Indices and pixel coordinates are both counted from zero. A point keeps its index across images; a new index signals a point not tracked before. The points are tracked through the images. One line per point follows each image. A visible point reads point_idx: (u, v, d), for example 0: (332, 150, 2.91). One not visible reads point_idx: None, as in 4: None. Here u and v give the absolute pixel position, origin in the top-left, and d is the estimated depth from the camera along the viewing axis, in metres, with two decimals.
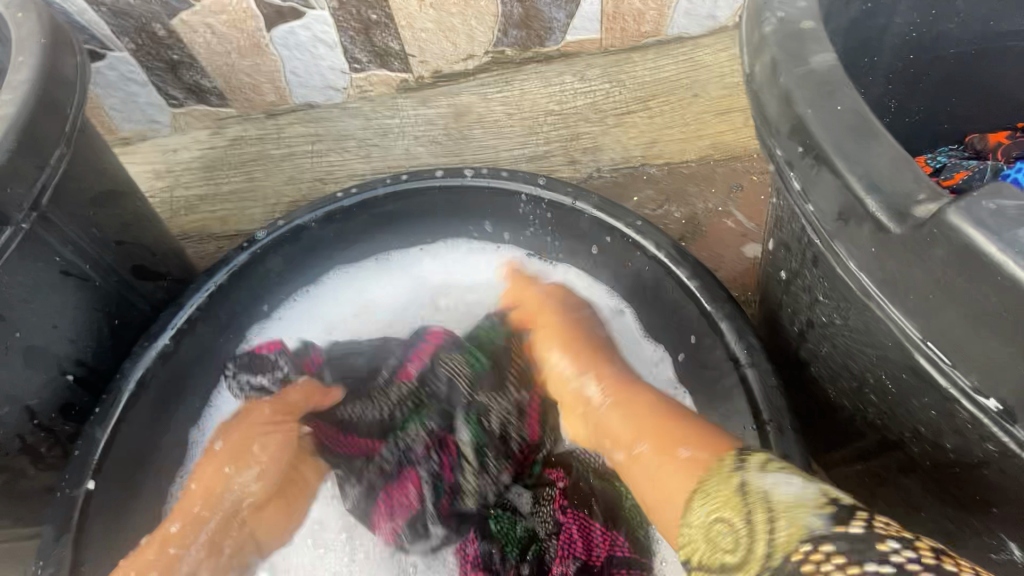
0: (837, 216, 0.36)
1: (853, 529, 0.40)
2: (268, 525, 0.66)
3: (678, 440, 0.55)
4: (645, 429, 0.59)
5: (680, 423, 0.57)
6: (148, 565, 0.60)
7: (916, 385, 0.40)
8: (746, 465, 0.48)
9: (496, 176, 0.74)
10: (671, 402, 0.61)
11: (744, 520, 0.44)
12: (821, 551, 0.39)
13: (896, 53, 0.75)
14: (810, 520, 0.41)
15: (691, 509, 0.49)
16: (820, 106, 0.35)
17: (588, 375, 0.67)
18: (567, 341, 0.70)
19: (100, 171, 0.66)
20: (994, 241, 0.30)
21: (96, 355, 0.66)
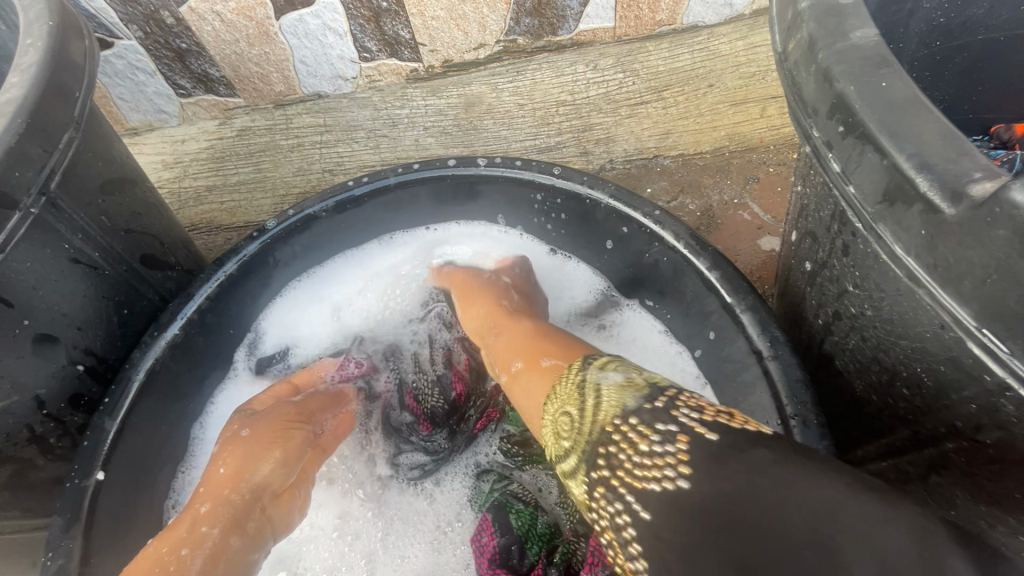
0: (882, 199, 0.34)
1: (656, 404, 0.43)
2: (286, 507, 0.61)
3: (544, 353, 0.57)
4: (524, 348, 0.60)
5: (550, 342, 0.59)
6: (179, 541, 0.54)
7: (957, 377, 0.39)
8: (589, 365, 0.49)
9: (510, 165, 0.72)
10: (546, 325, 0.65)
11: (578, 408, 0.46)
12: (629, 423, 0.42)
13: (923, 39, 0.72)
14: (627, 399, 0.44)
15: (546, 411, 0.50)
16: (864, 82, 0.34)
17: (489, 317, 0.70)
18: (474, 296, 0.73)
19: (109, 158, 0.64)
20: None
21: (104, 345, 0.65)
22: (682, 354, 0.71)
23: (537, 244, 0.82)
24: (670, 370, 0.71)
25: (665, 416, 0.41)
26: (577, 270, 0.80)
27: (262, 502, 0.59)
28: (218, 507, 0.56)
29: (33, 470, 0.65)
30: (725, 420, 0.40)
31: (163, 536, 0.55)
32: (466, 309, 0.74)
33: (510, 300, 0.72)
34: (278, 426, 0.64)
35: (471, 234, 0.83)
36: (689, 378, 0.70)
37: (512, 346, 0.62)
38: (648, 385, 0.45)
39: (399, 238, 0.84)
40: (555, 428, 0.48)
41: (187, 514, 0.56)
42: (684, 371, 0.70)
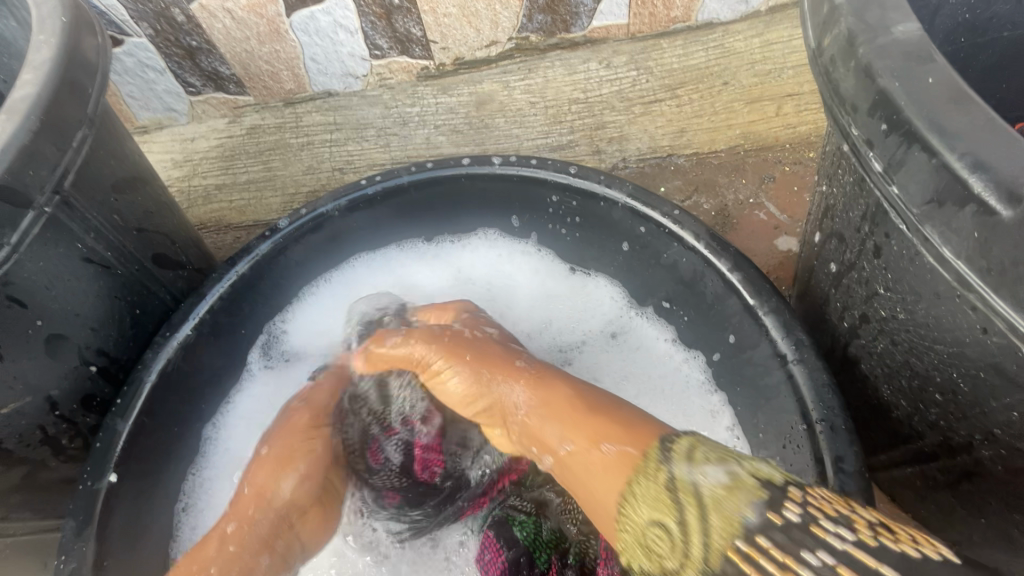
0: (929, 199, 0.33)
1: (789, 516, 0.41)
2: (315, 518, 0.64)
3: (603, 434, 0.52)
4: (570, 424, 0.55)
5: (606, 413, 0.54)
6: (209, 561, 0.58)
7: (998, 384, 0.38)
8: (673, 458, 0.47)
9: (525, 164, 0.71)
10: (584, 385, 0.59)
11: (678, 520, 0.44)
12: (754, 544, 0.41)
13: (948, 36, 0.71)
14: (742, 512, 0.42)
15: (627, 512, 0.48)
16: (909, 77, 0.32)
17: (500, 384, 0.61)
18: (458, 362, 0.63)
19: (121, 156, 0.64)
20: None
21: (117, 345, 0.65)
22: (692, 360, 0.70)
23: (560, 251, 0.79)
24: (678, 375, 0.71)
25: (807, 539, 0.40)
26: (600, 279, 0.77)
27: (291, 515, 0.62)
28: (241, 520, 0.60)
29: (46, 471, 0.64)
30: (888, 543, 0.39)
31: (192, 554, 0.59)
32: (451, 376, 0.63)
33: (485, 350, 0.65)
34: (286, 433, 0.65)
35: (497, 243, 0.81)
36: (692, 382, 0.70)
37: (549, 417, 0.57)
38: (764, 488, 0.43)
39: (427, 246, 0.82)
40: (641, 535, 0.47)
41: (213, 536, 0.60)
42: (690, 377, 0.70)
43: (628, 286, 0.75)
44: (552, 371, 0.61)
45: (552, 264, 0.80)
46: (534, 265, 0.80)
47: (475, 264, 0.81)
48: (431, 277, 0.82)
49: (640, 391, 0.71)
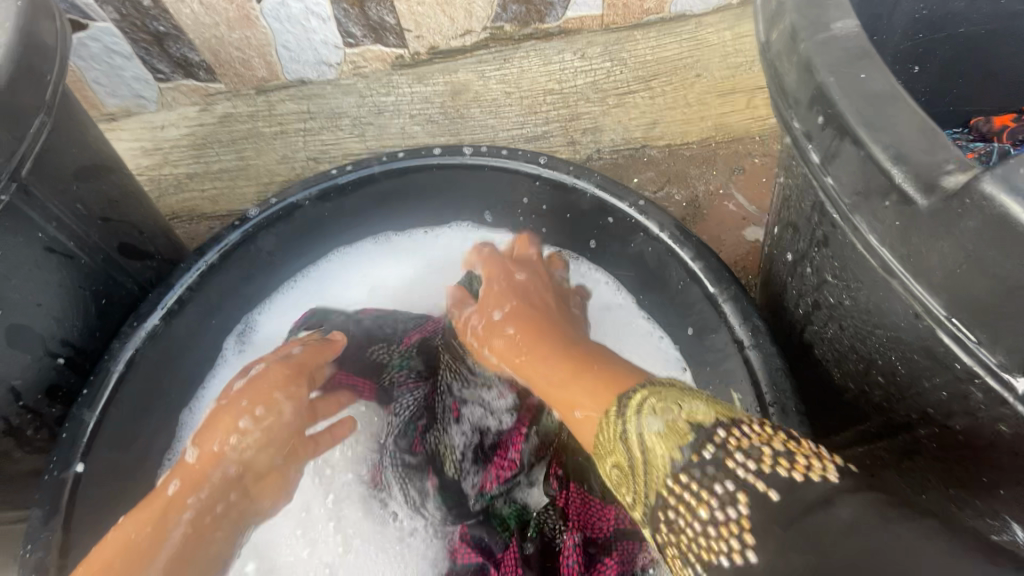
0: (859, 190, 0.34)
1: (721, 435, 0.43)
2: (271, 492, 0.65)
3: (584, 395, 0.53)
4: (573, 373, 0.56)
5: (593, 375, 0.55)
6: (147, 519, 0.57)
7: (926, 365, 0.40)
8: (625, 412, 0.48)
9: (496, 154, 0.71)
10: (596, 350, 0.61)
11: (642, 479, 0.45)
12: (682, 481, 0.43)
13: (907, 32, 0.73)
14: (674, 453, 0.44)
15: (637, 422, 0.46)
16: (842, 73, 0.34)
17: (537, 344, 0.62)
18: (573, 372, 0.57)
19: (84, 144, 0.63)
20: None
21: (82, 335, 0.64)
22: (665, 339, 0.71)
23: (539, 239, 0.79)
24: (647, 357, 0.71)
25: (720, 471, 0.42)
26: (578, 264, 0.77)
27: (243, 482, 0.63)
28: (199, 499, 0.60)
29: (12, 462, 0.64)
30: (784, 470, 0.40)
31: (132, 514, 0.58)
32: (541, 365, 0.60)
33: (522, 318, 0.64)
34: (218, 424, 0.64)
35: (474, 234, 0.82)
36: (669, 361, 0.70)
37: (553, 377, 0.58)
38: (693, 431, 0.44)
39: (395, 240, 0.83)
40: (610, 471, 0.48)
41: (169, 523, 0.57)
42: (665, 356, 0.70)
43: (612, 272, 0.75)
44: (595, 355, 0.59)
45: None
46: None
47: (449, 255, 0.82)
48: (403, 269, 0.82)
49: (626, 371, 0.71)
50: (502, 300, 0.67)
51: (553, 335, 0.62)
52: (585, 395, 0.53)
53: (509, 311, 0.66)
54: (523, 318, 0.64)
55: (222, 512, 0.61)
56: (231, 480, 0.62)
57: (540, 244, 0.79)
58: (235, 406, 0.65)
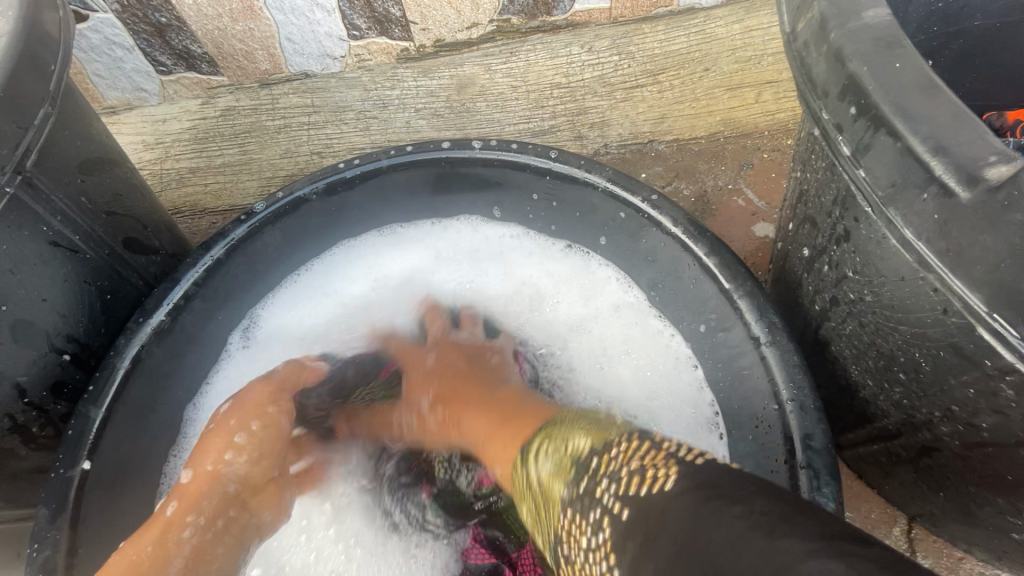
0: (894, 183, 0.33)
1: (591, 463, 0.43)
2: (271, 503, 0.63)
3: (507, 441, 0.56)
4: (493, 431, 0.59)
5: (507, 425, 0.58)
6: (146, 545, 0.55)
7: (954, 362, 0.39)
8: (529, 461, 0.50)
9: (506, 148, 0.70)
10: (511, 397, 0.64)
11: (548, 521, 0.47)
12: (570, 513, 0.43)
13: (921, 25, 0.72)
14: (560, 486, 0.45)
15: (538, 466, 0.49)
16: (878, 61, 0.33)
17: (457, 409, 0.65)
18: (495, 422, 0.60)
19: (87, 137, 0.62)
20: None
21: (87, 331, 0.63)
22: (675, 337, 0.70)
23: (548, 234, 0.78)
24: (657, 353, 0.71)
25: (592, 500, 0.41)
26: (589, 259, 0.77)
27: (243, 496, 0.61)
28: (199, 515, 0.58)
29: (15, 460, 0.63)
30: (637, 486, 0.39)
31: (131, 541, 0.55)
32: (466, 423, 0.63)
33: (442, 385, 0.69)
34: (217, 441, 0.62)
35: (482, 230, 0.81)
36: (680, 357, 0.69)
37: (478, 434, 0.61)
38: (575, 464, 0.45)
39: (402, 234, 0.82)
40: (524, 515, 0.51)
41: (166, 541, 0.56)
42: (676, 353, 0.70)
43: (620, 268, 0.75)
44: (512, 402, 0.62)
45: (541, 246, 0.79)
46: (520, 248, 0.80)
47: (458, 250, 0.81)
48: (411, 264, 0.82)
49: (637, 367, 0.72)
50: (436, 359, 0.72)
51: (469, 393, 0.66)
52: (505, 446, 0.55)
53: (427, 387, 0.70)
54: (447, 386, 0.68)
55: (223, 528, 0.59)
56: (228, 498, 0.60)
57: (550, 241, 0.79)
58: (223, 427, 0.62)
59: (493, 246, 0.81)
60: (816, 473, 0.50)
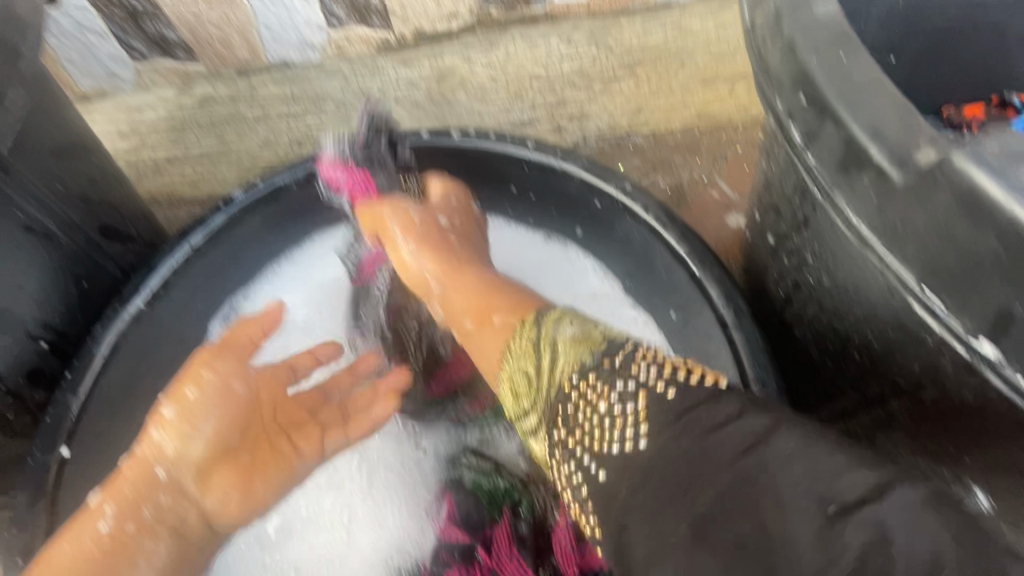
0: (839, 167, 0.36)
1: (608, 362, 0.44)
2: (222, 485, 0.61)
3: (495, 310, 0.58)
4: (479, 303, 0.61)
5: (500, 296, 0.60)
6: (76, 545, 0.53)
7: (900, 339, 0.42)
8: (543, 320, 0.52)
9: (483, 138, 0.72)
10: (499, 277, 0.65)
11: (536, 365, 0.49)
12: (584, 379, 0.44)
13: (885, 22, 0.75)
14: (582, 354, 0.45)
15: (517, 336, 0.53)
16: (825, 51, 0.35)
17: (447, 270, 0.66)
18: (483, 296, 0.61)
19: (61, 124, 0.62)
20: (997, 182, 0.29)
21: (64, 319, 0.63)
22: (649, 324, 0.72)
23: (527, 226, 0.80)
24: (633, 338, 0.72)
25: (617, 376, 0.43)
26: (568, 247, 0.78)
27: (185, 481, 0.59)
28: (122, 501, 0.56)
29: None
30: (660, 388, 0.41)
31: (60, 532, 0.54)
32: (453, 288, 0.65)
33: (416, 249, 0.68)
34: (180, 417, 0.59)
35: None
36: (653, 345, 0.70)
37: (462, 300, 0.63)
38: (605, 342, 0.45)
39: None
40: (513, 378, 0.51)
41: (87, 533, 0.53)
42: (650, 340, 0.70)
43: (597, 258, 0.76)
44: (502, 283, 0.64)
45: (523, 235, 0.80)
46: (502, 239, 0.81)
47: None
48: None
49: None
50: (435, 211, 0.71)
51: (467, 267, 0.67)
52: (493, 315, 0.57)
53: (422, 241, 0.69)
54: (440, 254, 0.68)
55: (153, 517, 0.57)
56: (162, 482, 0.58)
57: (529, 233, 0.80)
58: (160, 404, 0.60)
59: None
60: None
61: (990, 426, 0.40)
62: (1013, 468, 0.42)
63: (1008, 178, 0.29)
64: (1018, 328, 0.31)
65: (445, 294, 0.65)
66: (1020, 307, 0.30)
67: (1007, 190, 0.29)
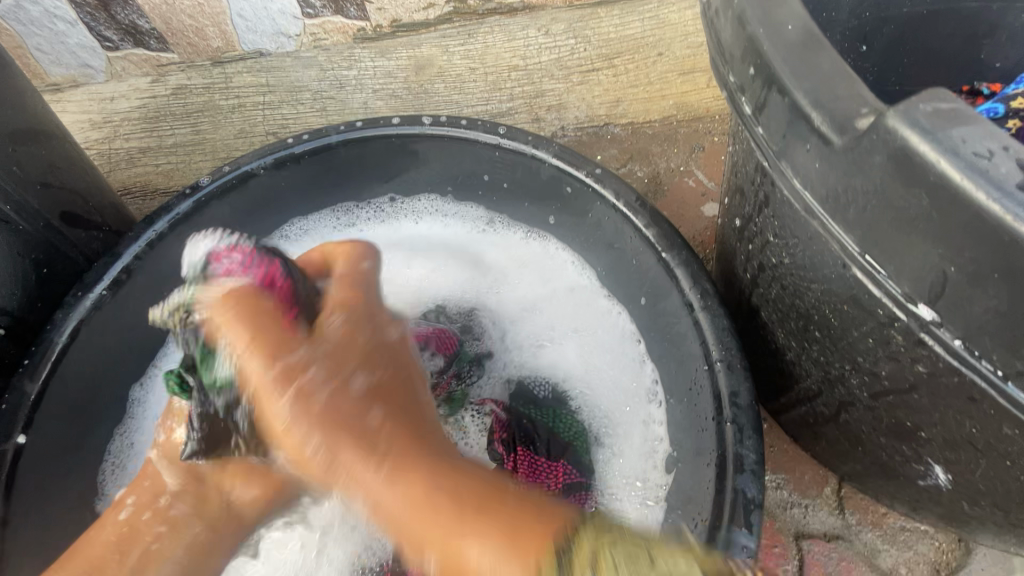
0: (784, 136, 0.36)
1: None
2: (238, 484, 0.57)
3: (468, 534, 0.42)
4: (433, 525, 0.44)
5: (464, 499, 0.44)
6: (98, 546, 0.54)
7: (856, 314, 0.42)
8: (570, 558, 0.37)
9: (455, 124, 0.71)
10: (442, 449, 0.51)
11: None
12: None
13: (854, 10, 0.76)
14: None
15: None
16: (771, 22, 0.35)
17: (370, 463, 0.48)
18: (441, 500, 0.45)
19: (21, 105, 0.60)
20: (927, 141, 0.29)
21: (22, 305, 0.62)
22: (623, 314, 0.72)
23: (506, 220, 0.80)
24: (602, 327, 0.72)
25: None
26: (546, 241, 0.78)
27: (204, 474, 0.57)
28: (140, 493, 0.56)
29: None
30: None
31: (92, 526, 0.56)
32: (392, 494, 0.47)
33: (320, 443, 0.50)
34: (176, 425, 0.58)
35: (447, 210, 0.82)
36: (625, 333, 0.71)
37: (410, 519, 0.45)
38: None
39: (362, 216, 0.81)
40: None
41: (107, 522, 0.55)
42: (620, 328, 0.71)
43: (574, 249, 0.76)
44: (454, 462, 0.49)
45: (504, 228, 0.80)
46: (482, 231, 0.80)
47: (418, 232, 0.81)
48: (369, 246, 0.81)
49: (582, 345, 0.73)
50: (314, 361, 0.52)
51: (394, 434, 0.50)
52: (472, 547, 0.42)
53: (323, 425, 0.50)
54: (342, 434, 0.50)
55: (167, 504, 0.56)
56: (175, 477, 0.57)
57: (511, 223, 0.80)
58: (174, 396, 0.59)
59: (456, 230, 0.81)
60: (740, 427, 0.53)
61: (942, 399, 0.40)
62: (970, 443, 0.41)
63: (940, 136, 0.29)
64: (951, 289, 0.31)
65: (384, 503, 0.47)
66: (953, 269, 0.31)
67: (938, 148, 0.29)
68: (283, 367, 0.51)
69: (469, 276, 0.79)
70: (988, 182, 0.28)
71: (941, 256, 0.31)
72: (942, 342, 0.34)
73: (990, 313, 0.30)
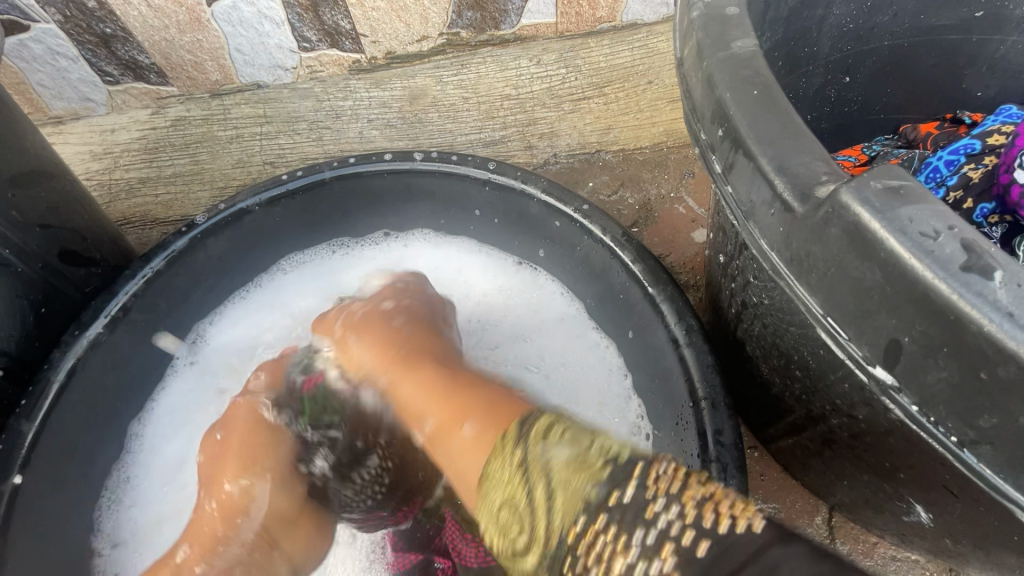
0: (752, 198, 0.37)
1: None
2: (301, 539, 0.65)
3: (469, 414, 0.52)
4: (437, 402, 0.56)
5: (475, 394, 0.55)
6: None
7: (831, 359, 0.43)
8: (533, 438, 0.44)
9: (446, 159, 0.73)
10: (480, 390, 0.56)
11: (526, 496, 0.42)
12: None
13: (836, 44, 0.77)
14: None
15: (482, 497, 0.45)
16: (739, 89, 0.37)
17: (399, 384, 0.61)
18: (456, 413, 0.53)
19: (22, 150, 0.62)
20: (878, 219, 0.31)
21: (21, 345, 0.63)
22: (611, 348, 0.72)
23: (500, 251, 0.81)
24: (591, 359, 0.74)
25: None
26: (538, 273, 0.79)
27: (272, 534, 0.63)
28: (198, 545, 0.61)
29: None
30: None
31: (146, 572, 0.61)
32: (408, 392, 0.59)
33: (367, 362, 0.64)
34: (228, 458, 0.64)
35: (441, 243, 0.83)
36: (613, 367, 0.72)
37: (419, 401, 0.58)
38: None
39: (360, 247, 0.83)
40: (495, 515, 0.44)
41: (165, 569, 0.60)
42: (609, 362, 0.72)
43: (563, 281, 0.77)
44: (473, 394, 0.55)
45: (498, 259, 0.81)
46: (477, 263, 0.82)
47: (413, 262, 0.82)
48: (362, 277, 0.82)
49: (569, 377, 0.73)
50: (383, 324, 0.67)
51: (425, 389, 0.58)
52: (467, 421, 0.51)
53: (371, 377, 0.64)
54: (397, 374, 0.62)
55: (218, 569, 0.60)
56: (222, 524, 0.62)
57: (504, 255, 0.81)
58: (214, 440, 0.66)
59: (451, 262, 0.82)
60: (724, 466, 0.54)
61: (914, 445, 0.40)
62: (945, 487, 0.42)
63: (888, 214, 0.30)
64: (907, 356, 0.32)
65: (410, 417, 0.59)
66: (907, 338, 0.32)
67: (887, 226, 0.30)
68: (350, 332, 0.67)
69: (465, 307, 0.80)
70: (934, 263, 0.29)
71: (898, 324, 0.32)
72: (901, 404, 0.35)
73: (943, 383, 0.32)
